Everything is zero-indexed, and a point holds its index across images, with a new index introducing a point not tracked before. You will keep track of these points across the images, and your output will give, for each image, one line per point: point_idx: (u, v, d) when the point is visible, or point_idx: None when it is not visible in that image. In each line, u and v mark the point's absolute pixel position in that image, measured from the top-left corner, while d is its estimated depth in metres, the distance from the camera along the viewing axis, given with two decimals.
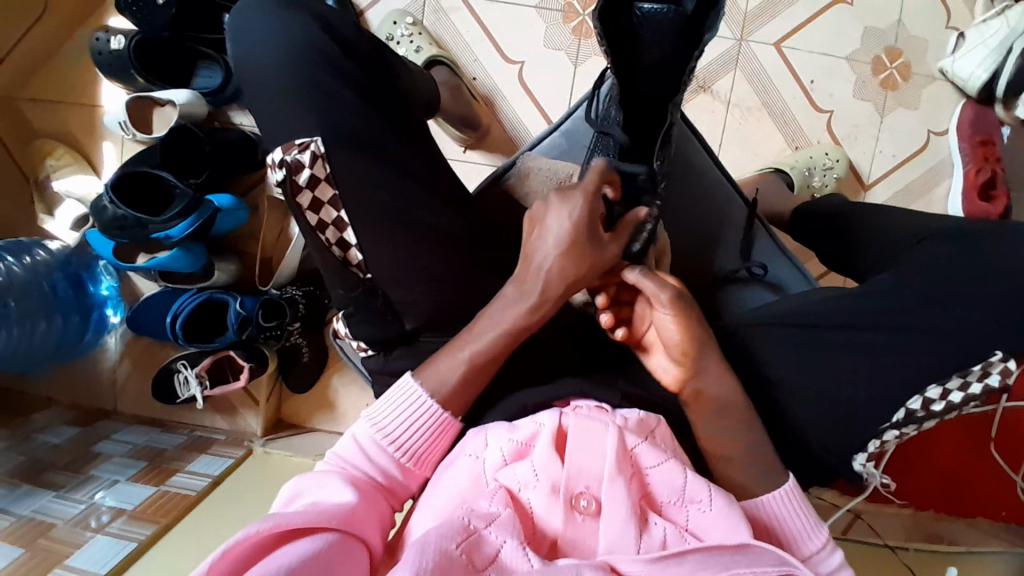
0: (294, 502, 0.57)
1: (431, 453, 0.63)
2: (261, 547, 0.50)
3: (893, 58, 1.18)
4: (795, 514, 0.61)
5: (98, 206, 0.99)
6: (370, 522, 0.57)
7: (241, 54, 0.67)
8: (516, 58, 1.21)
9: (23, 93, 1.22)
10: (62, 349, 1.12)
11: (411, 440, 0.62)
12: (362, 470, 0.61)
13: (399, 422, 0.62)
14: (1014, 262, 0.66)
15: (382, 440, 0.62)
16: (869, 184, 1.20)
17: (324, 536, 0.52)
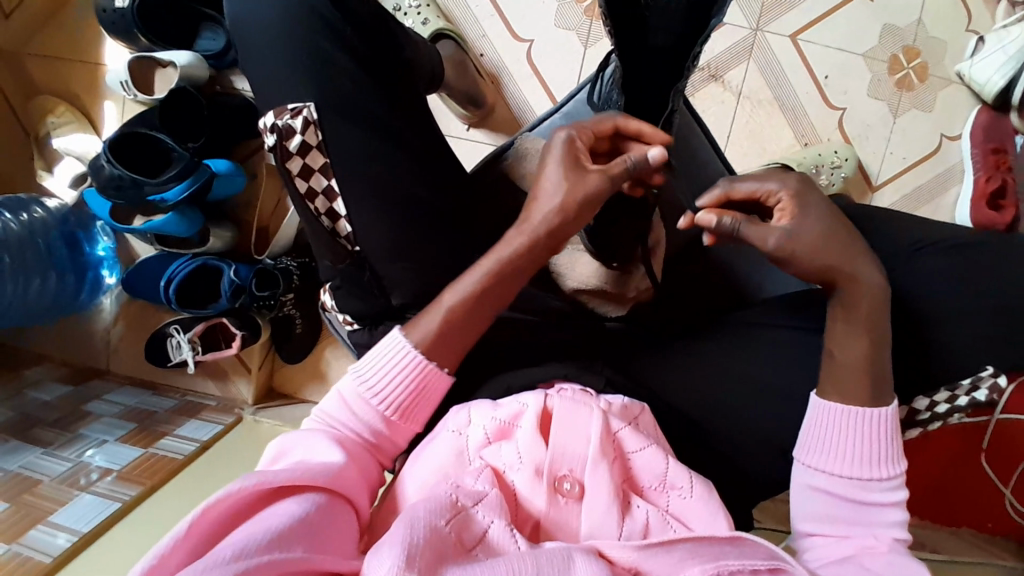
0: (281, 461, 0.56)
1: (419, 410, 0.61)
2: (246, 508, 0.49)
3: (910, 58, 1.15)
4: (878, 440, 0.58)
5: (96, 165, 0.98)
6: (356, 484, 0.56)
7: (239, 14, 0.65)
8: (525, 36, 1.18)
9: (27, 47, 1.21)
10: (57, 306, 1.13)
11: (398, 394, 0.60)
12: (352, 427, 0.60)
13: (383, 375, 0.60)
14: (1007, 274, 0.66)
15: (369, 394, 0.60)
16: (877, 186, 1.18)
17: (314, 496, 0.51)
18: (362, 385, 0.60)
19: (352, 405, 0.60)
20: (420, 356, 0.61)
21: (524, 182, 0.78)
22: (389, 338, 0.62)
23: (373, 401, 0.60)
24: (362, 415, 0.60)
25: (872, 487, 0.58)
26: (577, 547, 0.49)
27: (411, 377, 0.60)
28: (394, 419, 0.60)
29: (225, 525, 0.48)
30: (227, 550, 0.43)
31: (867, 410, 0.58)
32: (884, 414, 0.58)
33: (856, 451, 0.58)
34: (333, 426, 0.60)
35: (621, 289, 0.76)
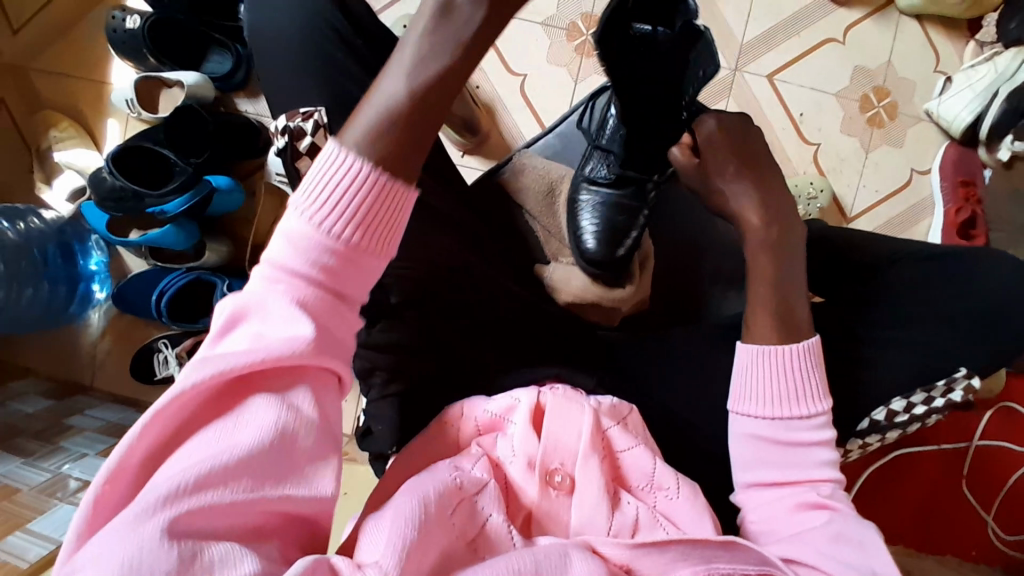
0: (236, 332, 0.46)
1: (382, 233, 0.49)
2: (208, 408, 0.43)
3: (881, 98, 1.23)
4: (798, 375, 0.62)
5: (97, 176, 1.01)
6: (335, 342, 0.47)
7: (256, 20, 0.69)
8: (519, 71, 1.24)
9: (33, 65, 1.23)
10: (44, 316, 1.11)
11: (357, 216, 0.48)
12: (309, 271, 0.47)
13: (340, 195, 0.48)
14: (982, 284, 0.70)
15: (326, 223, 0.47)
16: (851, 217, 1.23)
17: (281, 392, 0.44)
18: (315, 212, 0.48)
19: (304, 242, 0.47)
20: (373, 166, 0.48)
21: (520, 195, 0.82)
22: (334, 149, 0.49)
23: (330, 224, 0.47)
24: (314, 255, 0.47)
25: (801, 425, 0.61)
26: (573, 543, 0.49)
27: (364, 190, 0.48)
28: (358, 246, 0.48)
29: (187, 428, 0.43)
30: (186, 476, 0.40)
31: (785, 347, 0.62)
32: (799, 349, 0.62)
33: (782, 392, 0.62)
34: (288, 270, 0.47)
35: (598, 301, 0.76)
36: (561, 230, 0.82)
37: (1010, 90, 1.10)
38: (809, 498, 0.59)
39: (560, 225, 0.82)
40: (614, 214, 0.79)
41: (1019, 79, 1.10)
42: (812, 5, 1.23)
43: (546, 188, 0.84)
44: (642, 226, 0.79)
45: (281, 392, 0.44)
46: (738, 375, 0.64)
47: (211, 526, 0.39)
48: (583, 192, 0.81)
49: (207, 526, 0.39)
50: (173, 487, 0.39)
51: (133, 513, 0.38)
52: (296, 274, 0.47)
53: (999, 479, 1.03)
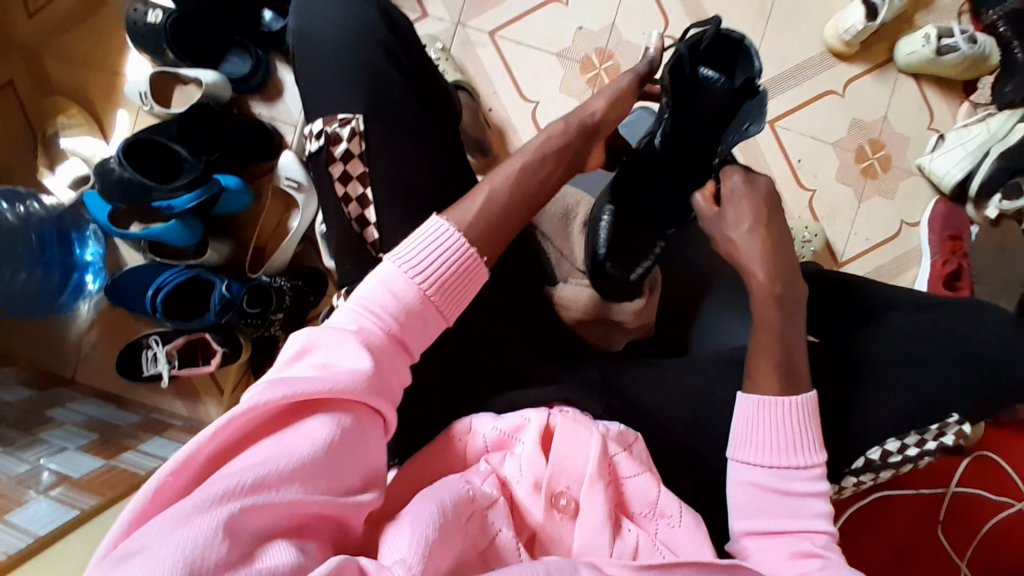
0: (304, 360, 0.50)
1: (448, 297, 0.57)
2: (269, 422, 0.45)
3: (875, 150, 1.28)
4: (796, 427, 0.63)
5: (106, 168, 1.01)
6: (392, 381, 0.52)
7: (299, 26, 0.70)
8: (532, 97, 1.27)
9: (45, 48, 1.23)
10: (36, 299, 1.10)
11: (438, 274, 0.56)
12: (386, 319, 0.54)
13: (425, 253, 0.56)
14: (974, 334, 0.73)
15: (411, 276, 0.55)
16: (842, 262, 1.27)
17: (340, 416, 0.47)
18: (401, 267, 0.55)
19: (387, 291, 0.54)
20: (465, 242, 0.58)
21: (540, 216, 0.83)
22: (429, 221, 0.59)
23: (411, 277, 0.55)
24: (390, 306, 0.54)
25: (796, 477, 0.63)
26: (580, 561, 0.49)
27: (449, 260, 0.57)
28: (432, 303, 0.56)
29: (246, 439, 0.44)
30: (246, 475, 0.40)
31: (783, 399, 0.64)
32: (796, 402, 0.64)
33: (780, 443, 0.63)
34: (370, 312, 0.54)
35: (605, 315, 0.78)
36: (575, 254, 0.83)
37: (1001, 149, 1.18)
38: (804, 546, 0.60)
39: (574, 250, 0.83)
40: (631, 240, 0.81)
41: (1010, 140, 1.18)
42: (815, 58, 1.28)
43: (562, 210, 0.85)
44: (654, 258, 0.82)
45: (342, 416, 0.47)
46: (739, 424, 0.65)
47: (263, 526, 0.39)
48: (605, 212, 0.81)
49: (255, 525, 0.39)
50: (233, 485, 0.40)
51: (191, 502, 0.38)
52: (376, 320, 0.53)
53: (972, 528, 1.06)
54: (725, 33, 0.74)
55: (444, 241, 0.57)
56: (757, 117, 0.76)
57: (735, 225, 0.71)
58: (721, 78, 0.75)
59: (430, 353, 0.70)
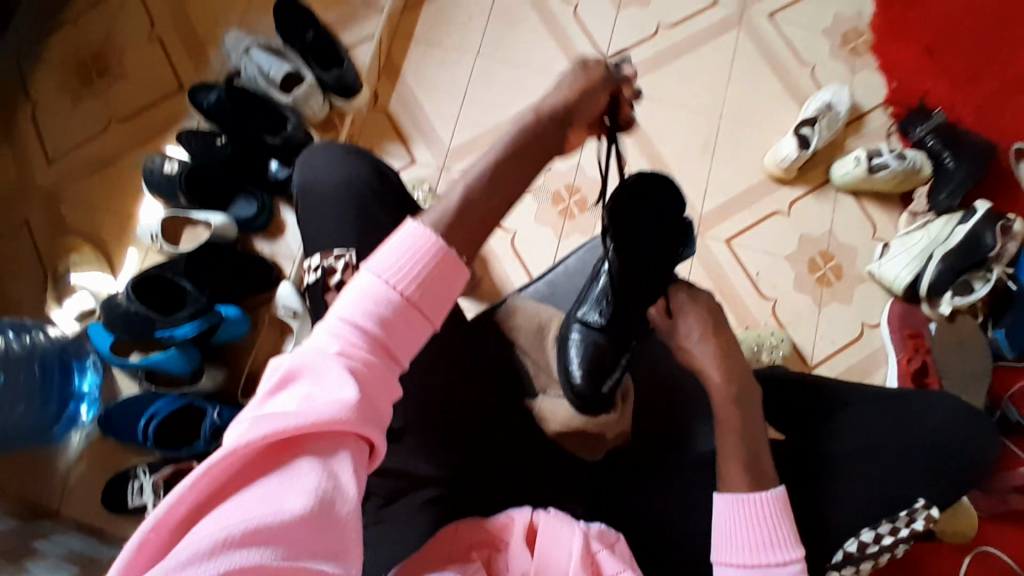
0: (289, 389, 0.50)
1: (432, 300, 0.57)
2: (252, 466, 0.46)
3: (827, 260, 1.40)
4: (768, 523, 0.66)
5: (112, 302, 1.08)
6: (376, 394, 0.52)
7: (304, 181, 0.82)
8: (510, 228, 1.40)
9: (64, 194, 1.35)
10: (31, 430, 1.10)
11: (415, 280, 0.56)
12: (365, 326, 0.54)
13: (403, 262, 0.56)
14: (927, 423, 0.78)
15: (389, 282, 0.55)
16: (813, 365, 1.34)
17: (322, 458, 0.47)
18: (379, 273, 0.55)
19: (367, 296, 0.54)
20: (438, 241, 0.58)
21: (516, 335, 0.89)
22: (405, 225, 0.59)
23: (391, 280, 0.55)
24: (371, 313, 0.54)
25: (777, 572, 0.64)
26: None
27: (424, 262, 0.57)
28: (412, 305, 0.55)
29: (235, 480, 0.45)
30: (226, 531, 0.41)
31: (754, 495, 0.67)
32: (767, 499, 0.67)
33: (756, 540, 0.66)
34: (350, 323, 0.53)
35: (585, 429, 0.81)
36: (551, 365, 0.88)
37: (944, 252, 1.28)
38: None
39: (549, 359, 0.88)
40: (602, 354, 0.84)
41: (951, 242, 1.28)
42: (759, 183, 1.44)
43: (537, 328, 0.90)
44: (622, 369, 0.84)
45: (331, 455, 0.47)
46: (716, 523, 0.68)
47: None
48: (575, 330, 0.86)
49: None
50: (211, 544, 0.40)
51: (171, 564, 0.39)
52: (356, 329, 0.53)
53: None
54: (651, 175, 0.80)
55: (422, 243, 0.57)
56: (689, 241, 0.85)
57: (690, 337, 0.77)
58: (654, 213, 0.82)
59: (417, 464, 0.74)
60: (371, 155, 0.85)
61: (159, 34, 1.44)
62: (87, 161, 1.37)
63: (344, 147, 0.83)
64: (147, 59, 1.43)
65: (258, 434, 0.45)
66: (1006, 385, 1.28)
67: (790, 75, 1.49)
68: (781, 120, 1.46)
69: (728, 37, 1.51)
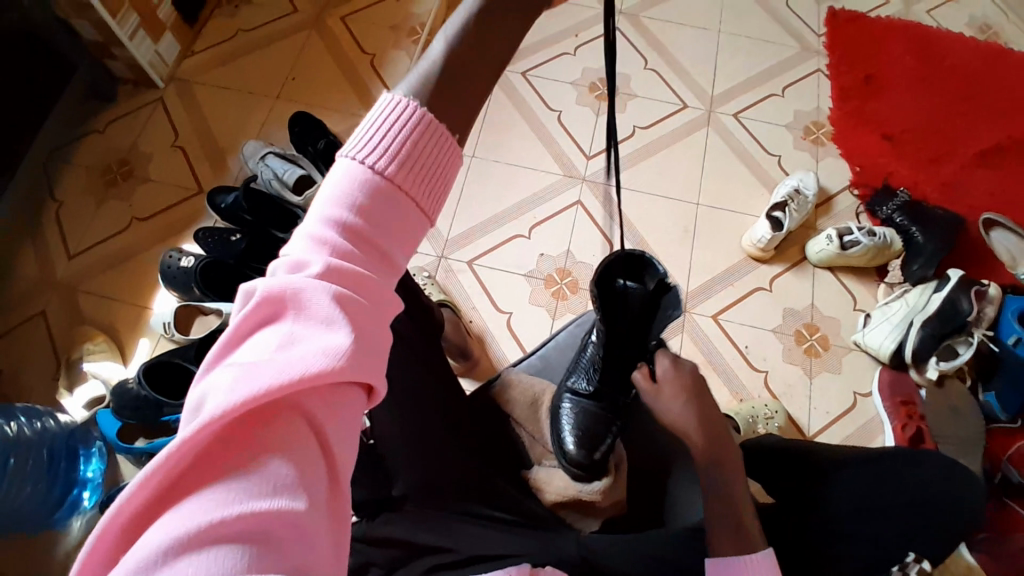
0: (259, 339, 0.39)
1: (423, 197, 0.48)
2: (211, 443, 0.35)
3: (812, 332, 1.45)
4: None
5: (123, 387, 1.13)
6: (369, 318, 0.42)
7: None
8: (506, 309, 1.47)
9: (83, 287, 1.43)
10: (30, 517, 1.09)
11: (400, 160, 0.47)
12: (346, 224, 0.44)
13: (384, 138, 0.47)
14: (911, 479, 0.81)
15: (370, 167, 0.46)
16: (810, 435, 1.35)
17: (301, 427, 0.37)
18: (356, 157, 0.46)
19: (345, 188, 0.45)
20: (421, 110, 0.49)
21: (511, 408, 0.91)
22: (381, 100, 0.49)
23: (373, 167, 0.46)
24: (353, 214, 0.45)
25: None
26: None
27: (409, 136, 0.47)
28: (399, 189, 0.46)
29: (190, 465, 0.35)
30: (182, 529, 0.32)
31: (752, 557, 0.69)
32: (759, 562, 0.69)
33: None
34: (327, 231, 0.44)
35: (577, 496, 0.82)
36: (545, 436, 0.91)
37: (923, 319, 1.33)
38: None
39: (544, 431, 0.91)
40: (593, 423, 0.92)
41: (929, 308, 1.33)
42: (738, 262, 1.52)
43: (531, 399, 0.93)
44: (615, 435, 0.91)
45: (315, 423, 0.38)
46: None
47: None
48: (565, 401, 0.94)
49: None
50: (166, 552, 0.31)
51: None
52: (336, 234, 0.44)
53: None
54: (630, 253, 0.93)
55: (407, 120, 0.48)
56: (676, 305, 0.88)
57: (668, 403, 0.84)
58: (636, 286, 0.94)
59: (417, 534, 0.75)
60: None
61: (182, 143, 1.60)
62: (107, 256, 1.47)
63: None
64: (170, 165, 1.57)
65: (218, 411, 0.35)
66: (1004, 447, 1.29)
67: (758, 165, 1.63)
68: (754, 204, 1.58)
69: (699, 133, 1.66)
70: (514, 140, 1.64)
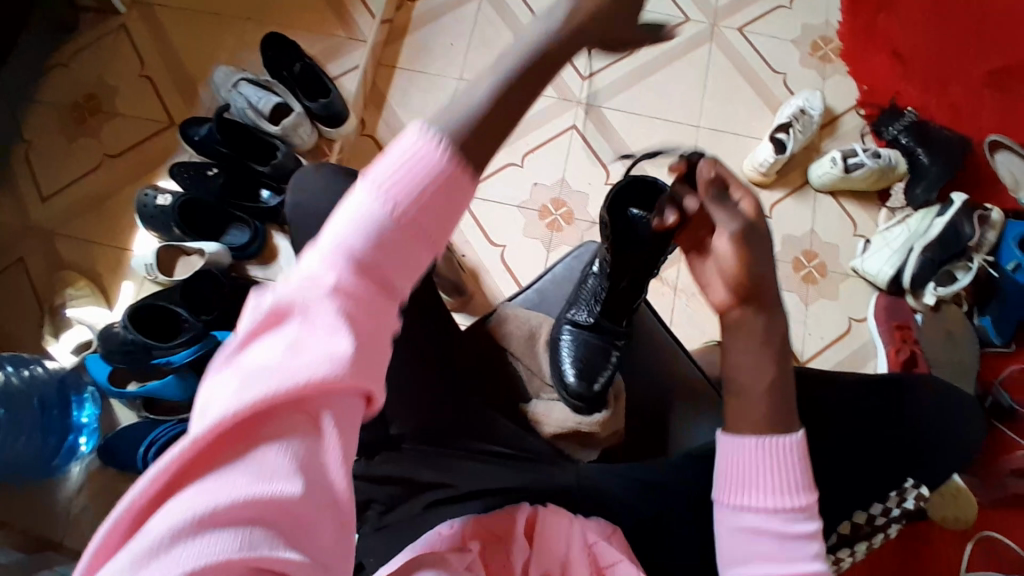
0: (264, 346, 0.43)
1: (433, 227, 0.49)
2: (217, 443, 0.39)
3: (810, 259, 1.43)
4: (785, 467, 0.64)
5: (109, 331, 1.11)
6: (371, 336, 0.45)
7: (296, 203, 0.84)
8: (500, 242, 1.43)
9: (59, 230, 1.37)
10: (31, 463, 1.11)
11: (413, 192, 0.48)
12: (353, 250, 0.46)
13: (398, 172, 0.48)
14: (908, 406, 0.82)
15: (380, 199, 0.47)
16: (804, 361, 1.36)
17: (303, 430, 0.41)
18: (368, 191, 0.48)
19: (354, 218, 0.47)
20: (442, 147, 0.49)
21: (508, 343, 0.89)
22: (403, 132, 0.50)
23: (383, 198, 0.47)
24: (360, 239, 0.46)
25: (794, 523, 0.63)
26: None
27: (424, 171, 0.49)
28: (409, 223, 0.48)
29: (196, 462, 0.38)
30: (186, 520, 0.35)
31: (775, 440, 0.64)
32: (792, 440, 0.64)
33: (771, 484, 0.63)
34: (334, 253, 0.46)
35: (577, 428, 0.82)
36: (543, 369, 0.89)
37: (923, 245, 1.31)
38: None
39: (542, 364, 0.89)
40: (591, 354, 0.89)
41: (930, 234, 1.31)
42: None
43: (528, 334, 0.91)
44: (614, 367, 0.89)
45: (314, 429, 0.41)
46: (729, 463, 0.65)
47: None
48: (565, 332, 0.92)
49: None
50: (170, 540, 0.35)
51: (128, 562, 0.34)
52: (342, 256, 0.46)
53: None
54: (641, 177, 0.84)
55: (424, 154, 0.49)
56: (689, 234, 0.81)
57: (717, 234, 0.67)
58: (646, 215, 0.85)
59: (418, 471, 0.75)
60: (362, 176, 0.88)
61: (148, 72, 1.49)
62: (81, 198, 1.40)
63: (334, 168, 0.86)
64: (138, 97, 1.47)
65: (223, 415, 0.39)
66: (995, 370, 1.31)
67: (762, 85, 1.54)
68: (756, 127, 1.51)
69: (699, 51, 1.56)
70: None
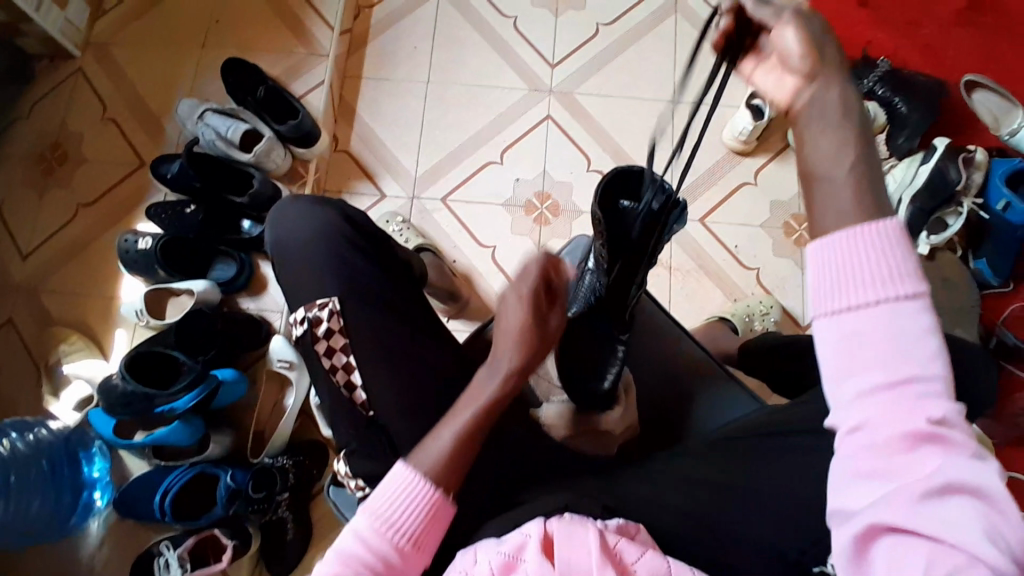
0: None
1: (426, 543, 0.62)
2: None
3: (800, 223, 1.42)
4: (890, 263, 0.45)
5: (108, 385, 1.09)
6: None
7: (278, 237, 0.83)
8: (489, 242, 1.41)
9: (43, 285, 1.35)
10: (47, 525, 1.09)
11: (407, 522, 0.62)
12: (361, 562, 0.60)
13: (395, 506, 0.62)
14: None
15: (381, 528, 0.61)
16: (806, 325, 1.36)
17: None
18: (371, 518, 0.61)
19: (362, 540, 0.61)
20: (430, 486, 0.62)
21: None
22: (396, 468, 0.63)
23: (381, 527, 0.61)
24: (368, 550, 0.60)
25: (910, 340, 0.44)
26: None
27: (414, 505, 0.62)
28: (403, 547, 0.61)
29: None
30: None
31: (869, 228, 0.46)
32: (890, 227, 0.46)
33: (875, 286, 0.45)
34: (348, 558, 0.60)
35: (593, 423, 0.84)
36: (550, 371, 0.92)
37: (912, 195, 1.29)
38: (916, 425, 0.43)
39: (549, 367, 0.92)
40: (594, 353, 0.87)
41: (918, 182, 1.29)
42: (721, 161, 1.46)
43: None
44: (620, 363, 0.86)
45: None
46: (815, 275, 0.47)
47: None
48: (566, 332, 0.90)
49: None
50: None
51: None
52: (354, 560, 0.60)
53: None
54: (626, 169, 0.83)
55: (415, 493, 0.62)
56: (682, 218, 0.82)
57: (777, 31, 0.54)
58: (637, 205, 0.84)
59: None
60: (342, 201, 0.86)
61: (112, 114, 1.46)
62: (61, 250, 1.37)
63: (314, 197, 0.85)
64: (104, 141, 1.44)
65: None
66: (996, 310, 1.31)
67: None
68: (731, 96, 1.50)
69: (666, 25, 1.54)
70: (470, 59, 1.52)
